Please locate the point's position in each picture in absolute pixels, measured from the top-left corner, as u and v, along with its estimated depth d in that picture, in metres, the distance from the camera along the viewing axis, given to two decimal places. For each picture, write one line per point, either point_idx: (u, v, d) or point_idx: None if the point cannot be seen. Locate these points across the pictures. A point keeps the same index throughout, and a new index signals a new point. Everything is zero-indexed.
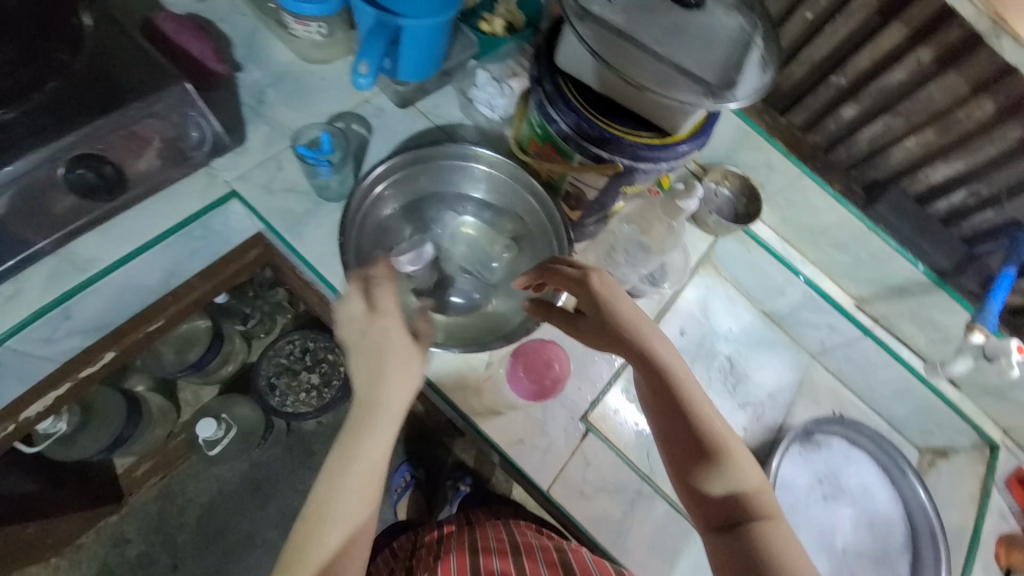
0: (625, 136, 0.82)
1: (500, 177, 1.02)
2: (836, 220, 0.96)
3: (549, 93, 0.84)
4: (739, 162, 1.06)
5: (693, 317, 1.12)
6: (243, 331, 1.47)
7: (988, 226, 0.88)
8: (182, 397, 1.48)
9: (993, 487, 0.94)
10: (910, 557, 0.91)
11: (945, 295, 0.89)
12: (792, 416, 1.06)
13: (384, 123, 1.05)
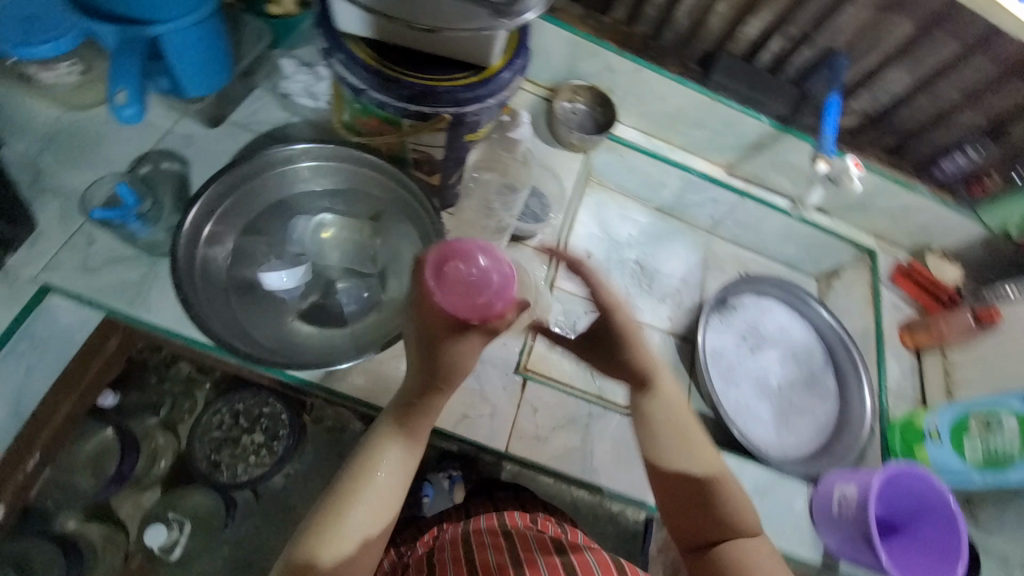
0: (440, 84, 0.62)
1: (346, 166, 0.80)
2: (684, 101, 1.04)
3: (344, 63, 0.61)
4: (581, 74, 1.05)
5: (595, 236, 1.16)
6: (160, 421, 1.24)
7: (800, 62, 1.00)
8: (122, 514, 1.20)
9: (880, 286, 1.18)
10: (833, 370, 1.11)
11: (792, 138, 1.04)
12: (706, 289, 1.18)
13: (201, 151, 0.85)
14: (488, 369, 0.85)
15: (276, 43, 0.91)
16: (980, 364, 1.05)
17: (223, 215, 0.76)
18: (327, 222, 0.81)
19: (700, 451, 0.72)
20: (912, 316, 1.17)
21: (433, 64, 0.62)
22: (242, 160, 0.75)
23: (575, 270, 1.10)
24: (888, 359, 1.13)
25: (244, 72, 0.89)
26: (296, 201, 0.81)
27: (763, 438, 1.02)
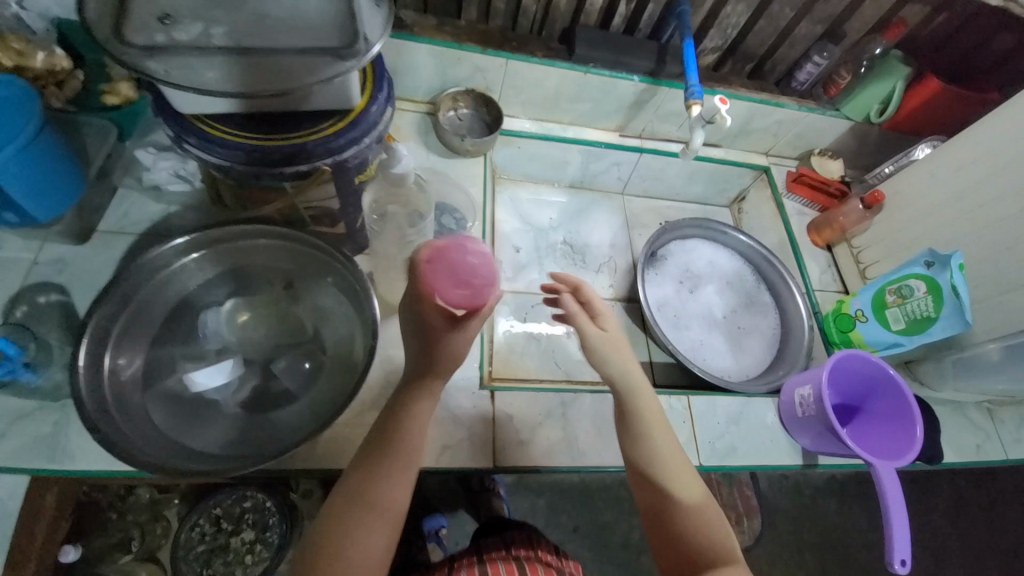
0: (305, 140, 0.60)
1: (242, 245, 0.76)
2: (559, 80, 1.07)
3: (199, 145, 0.58)
4: (455, 82, 1.06)
5: (519, 229, 1.18)
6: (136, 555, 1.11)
7: (650, 17, 1.06)
8: None
9: (782, 198, 1.27)
10: (764, 285, 1.20)
11: (665, 88, 1.09)
12: (635, 247, 1.23)
13: (79, 271, 0.78)
14: (453, 394, 0.85)
15: (128, 135, 0.85)
16: (881, 242, 1.16)
17: (122, 335, 0.69)
18: (238, 305, 0.79)
19: (677, 462, 0.69)
20: (816, 217, 1.27)
21: (294, 120, 0.60)
22: (125, 271, 0.69)
23: (510, 268, 1.12)
24: (806, 261, 1.22)
25: (101, 174, 0.82)
26: (199, 296, 0.76)
27: (722, 369, 1.08)
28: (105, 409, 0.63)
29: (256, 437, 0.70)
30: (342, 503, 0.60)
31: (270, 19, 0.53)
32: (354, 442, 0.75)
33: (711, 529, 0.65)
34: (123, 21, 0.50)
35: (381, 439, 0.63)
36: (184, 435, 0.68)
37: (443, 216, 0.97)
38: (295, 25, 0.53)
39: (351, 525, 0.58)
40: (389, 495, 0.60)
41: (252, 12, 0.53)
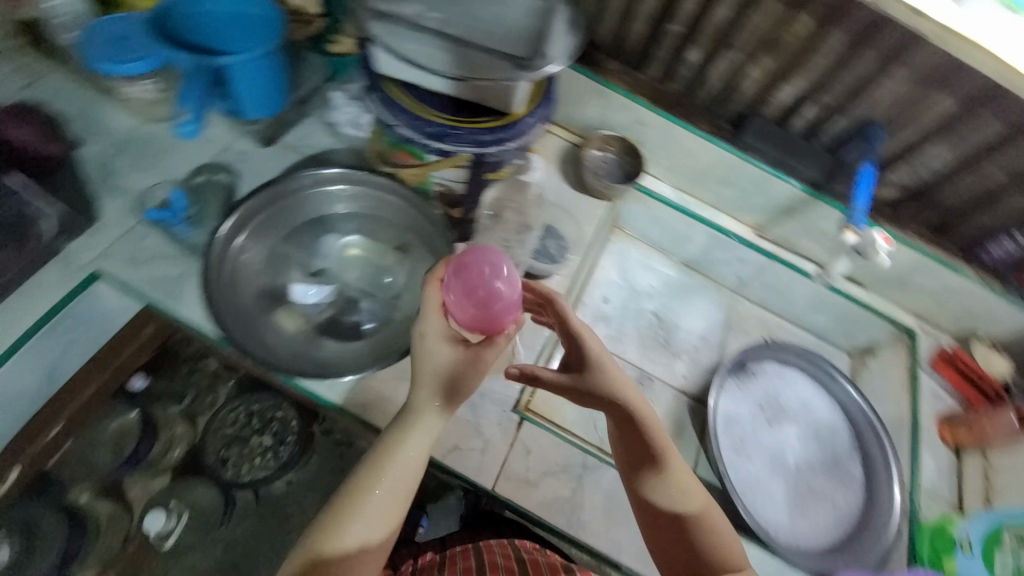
0: (460, 125, 0.66)
1: (371, 192, 0.85)
2: (713, 158, 1.04)
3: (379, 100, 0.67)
4: (613, 125, 1.09)
5: (614, 283, 1.15)
6: (181, 410, 1.30)
7: (837, 131, 0.99)
8: (130, 496, 1.24)
9: (918, 370, 1.09)
10: (860, 456, 1.02)
11: (824, 205, 1.01)
12: (726, 351, 1.13)
13: (251, 166, 0.92)
14: (486, 403, 0.84)
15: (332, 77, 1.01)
16: None
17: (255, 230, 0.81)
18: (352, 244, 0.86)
19: (681, 485, 0.74)
20: (953, 408, 1.08)
21: (461, 106, 0.67)
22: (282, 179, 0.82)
23: (590, 314, 1.10)
24: (921, 451, 1.04)
25: (298, 98, 0.97)
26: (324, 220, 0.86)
27: (773, 521, 0.94)
28: (213, 280, 0.76)
29: (309, 358, 0.77)
30: (347, 502, 0.67)
31: (476, 17, 0.59)
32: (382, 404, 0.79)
33: (724, 547, 0.73)
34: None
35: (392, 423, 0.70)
36: (262, 332, 0.76)
37: (550, 238, 0.99)
38: (495, 26, 0.59)
39: (363, 523, 0.66)
40: (393, 482, 0.67)
41: (467, 6, 0.59)
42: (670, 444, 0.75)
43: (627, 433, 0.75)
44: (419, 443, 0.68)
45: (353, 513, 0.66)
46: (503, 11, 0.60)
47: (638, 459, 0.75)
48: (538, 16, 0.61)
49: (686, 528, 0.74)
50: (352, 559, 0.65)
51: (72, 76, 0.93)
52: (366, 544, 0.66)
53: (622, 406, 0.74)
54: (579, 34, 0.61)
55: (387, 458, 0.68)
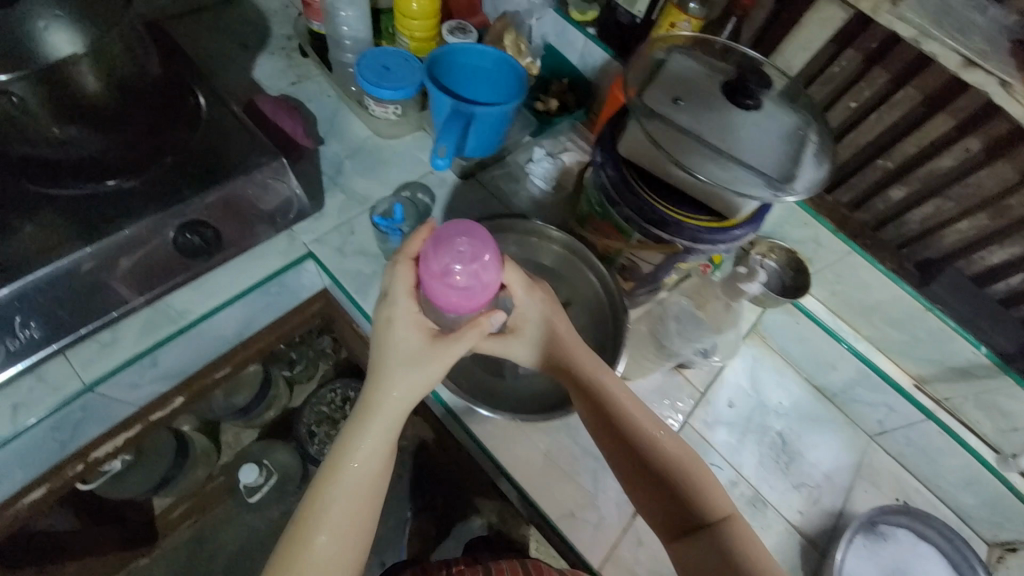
0: (681, 218, 0.69)
1: (551, 245, 0.89)
2: (890, 297, 0.99)
3: (610, 177, 0.72)
4: (784, 237, 1.09)
5: (742, 390, 1.10)
6: (287, 375, 1.48)
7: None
8: (223, 438, 1.54)
9: None
10: None
11: (1011, 381, 0.92)
12: (852, 500, 1.04)
13: (450, 194, 1.03)
14: (609, 478, 0.83)
15: (535, 132, 1.11)
16: None
17: None
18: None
19: (679, 474, 0.72)
20: None
21: (688, 204, 0.69)
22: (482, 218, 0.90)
23: (713, 416, 1.06)
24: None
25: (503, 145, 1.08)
26: None
27: None
28: None
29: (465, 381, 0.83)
30: (308, 507, 0.66)
31: (739, 132, 0.63)
32: (517, 448, 0.83)
33: None
34: (647, 92, 0.66)
35: (353, 409, 0.69)
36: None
37: None
38: (752, 144, 0.62)
39: (329, 528, 0.65)
40: (358, 480, 0.67)
41: (731, 121, 0.63)
42: (654, 425, 0.74)
43: (608, 426, 0.74)
44: (381, 433, 0.69)
45: (318, 520, 0.66)
46: (762, 131, 0.63)
47: (631, 453, 0.74)
48: (792, 143, 0.64)
49: (696, 520, 0.71)
50: (327, 565, 0.65)
51: (329, 84, 1.10)
52: (337, 551, 0.65)
53: (592, 389, 0.75)
54: (827, 166, 0.63)
55: (350, 453, 0.68)
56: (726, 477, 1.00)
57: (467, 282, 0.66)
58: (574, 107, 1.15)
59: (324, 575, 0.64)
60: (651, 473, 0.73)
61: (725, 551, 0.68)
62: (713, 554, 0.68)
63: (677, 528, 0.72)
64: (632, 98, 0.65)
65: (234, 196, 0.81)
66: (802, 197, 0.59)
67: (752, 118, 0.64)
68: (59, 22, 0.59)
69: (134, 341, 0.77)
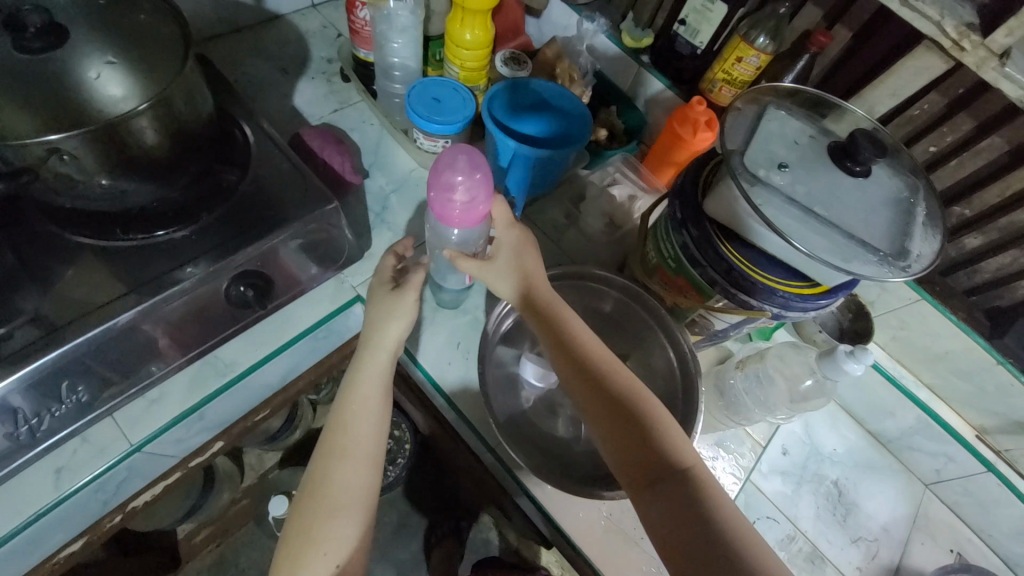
0: (774, 285, 0.65)
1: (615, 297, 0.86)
2: (957, 348, 0.96)
3: (696, 238, 0.68)
4: None
5: (796, 436, 1.06)
6: (312, 399, 1.39)
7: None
8: (245, 461, 1.43)
9: None
10: None
11: None
12: (908, 555, 1.01)
13: None
14: None
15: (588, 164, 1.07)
16: None
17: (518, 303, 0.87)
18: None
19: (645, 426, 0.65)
20: None
21: (782, 269, 0.65)
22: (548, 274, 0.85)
23: (769, 465, 1.01)
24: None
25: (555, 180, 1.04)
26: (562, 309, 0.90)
27: None
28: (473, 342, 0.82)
29: (527, 439, 0.81)
30: (323, 447, 0.69)
31: (844, 205, 0.59)
32: (578, 510, 0.80)
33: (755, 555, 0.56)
34: (745, 155, 0.62)
35: (352, 361, 0.73)
36: (495, 406, 0.80)
37: None
38: (863, 215, 0.59)
39: (331, 466, 0.67)
40: (360, 423, 0.69)
41: (838, 191, 0.60)
42: (615, 368, 0.69)
43: (572, 364, 0.69)
44: (379, 375, 0.72)
45: (324, 460, 0.68)
46: (869, 203, 0.60)
47: (586, 394, 0.67)
48: (898, 213, 0.60)
49: (660, 469, 0.62)
50: (333, 501, 0.66)
51: (372, 111, 1.06)
52: (340, 490, 0.66)
53: (553, 328, 0.71)
54: (938, 238, 0.60)
55: (352, 395, 0.70)
56: (783, 531, 0.97)
57: (468, 199, 0.67)
58: (626, 137, 1.10)
59: (329, 515, 0.65)
60: (613, 412, 0.66)
61: (693, 505, 0.60)
62: (680, 509, 0.59)
63: (639, 478, 0.63)
64: (730, 163, 0.61)
65: (288, 244, 0.78)
66: (917, 276, 0.56)
67: (858, 187, 0.60)
68: (111, 67, 0.61)
69: (183, 396, 0.76)
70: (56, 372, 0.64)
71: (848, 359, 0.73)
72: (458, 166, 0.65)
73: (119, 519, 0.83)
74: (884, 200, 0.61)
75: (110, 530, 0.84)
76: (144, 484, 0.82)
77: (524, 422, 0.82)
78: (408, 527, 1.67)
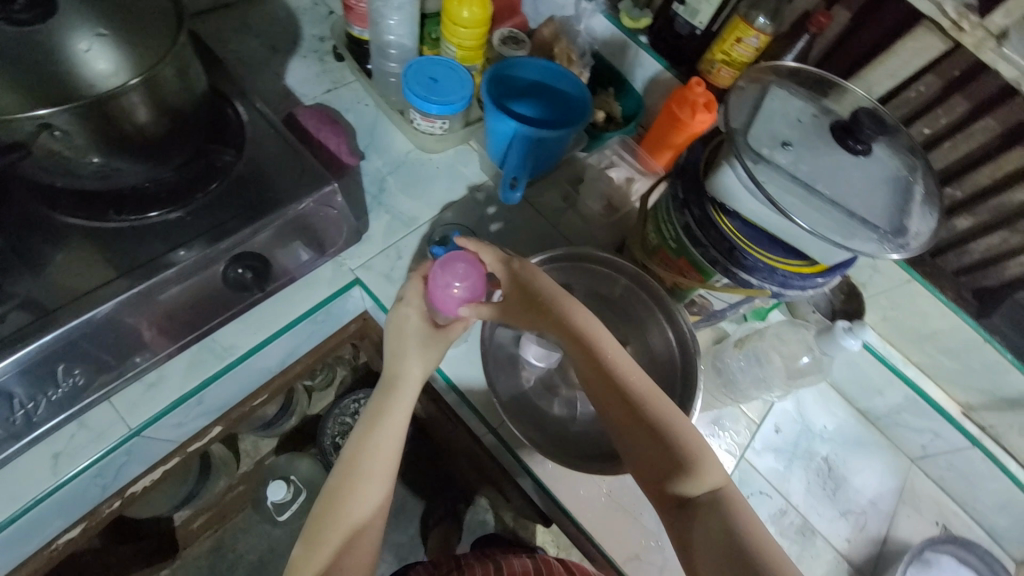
0: (775, 264, 0.66)
1: (616, 281, 0.85)
2: (948, 327, 0.98)
3: (697, 218, 0.68)
4: None
5: (789, 415, 1.08)
6: (307, 385, 1.39)
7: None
8: (241, 447, 1.44)
9: None
10: None
11: None
12: (895, 526, 1.04)
13: (499, 215, 1.00)
14: None
15: (588, 146, 1.06)
16: None
17: None
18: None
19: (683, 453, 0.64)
20: None
21: (782, 249, 0.66)
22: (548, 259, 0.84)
23: (762, 443, 1.03)
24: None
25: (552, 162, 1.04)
26: None
27: None
28: None
29: (528, 419, 0.81)
30: (345, 477, 0.67)
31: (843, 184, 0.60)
32: (579, 487, 0.81)
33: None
34: (748, 134, 0.62)
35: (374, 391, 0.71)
36: (497, 387, 0.81)
37: None
38: (863, 194, 0.60)
39: (352, 493, 0.66)
40: (382, 455, 0.67)
41: (839, 170, 0.60)
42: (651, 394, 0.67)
43: (604, 387, 0.68)
44: (404, 417, 0.69)
45: (347, 490, 0.66)
46: (868, 181, 0.61)
47: (622, 426, 0.67)
48: (898, 191, 0.61)
49: (687, 491, 0.63)
50: (368, 525, 0.66)
51: (366, 91, 1.04)
52: (372, 513, 0.67)
53: (589, 355, 0.68)
54: (935, 216, 0.61)
55: (374, 433, 0.68)
56: (776, 506, 1.00)
57: (467, 283, 0.69)
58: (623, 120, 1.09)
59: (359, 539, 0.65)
60: (639, 425, 0.66)
61: (721, 526, 0.60)
62: (703, 530, 0.61)
63: (669, 495, 0.64)
64: (733, 144, 0.61)
65: (287, 226, 0.77)
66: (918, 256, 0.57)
67: (859, 167, 0.61)
68: (100, 41, 0.58)
69: (181, 379, 0.75)
70: (54, 355, 0.64)
71: (846, 335, 0.75)
72: (451, 262, 0.69)
73: (117, 505, 0.82)
74: (884, 177, 0.62)
75: (110, 515, 0.83)
76: (143, 470, 0.82)
77: (526, 403, 0.82)
78: (404, 511, 1.69)
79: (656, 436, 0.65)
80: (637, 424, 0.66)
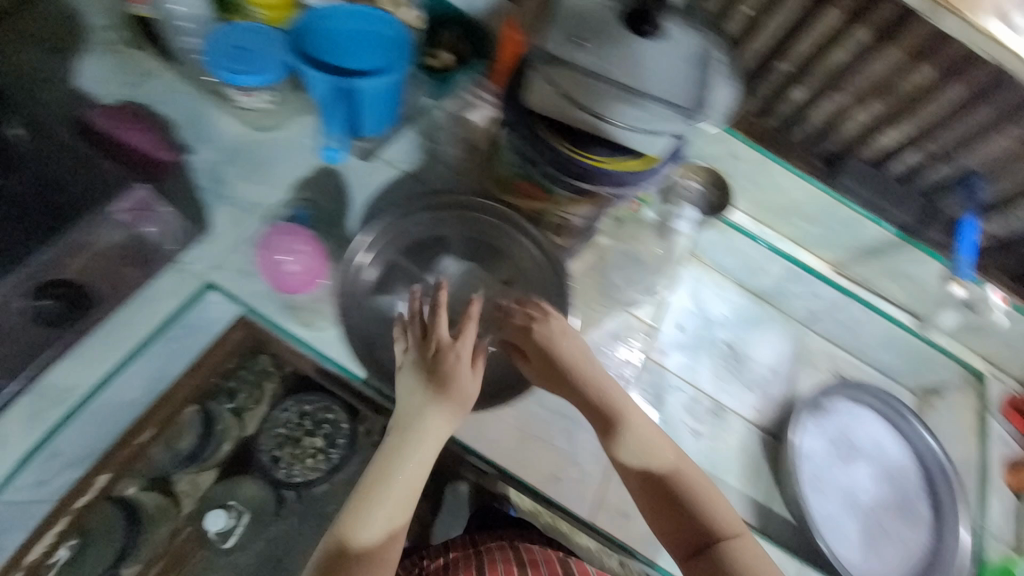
0: (606, 165, 0.65)
1: (477, 218, 0.88)
2: (805, 195, 1.03)
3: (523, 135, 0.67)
4: (703, 156, 1.06)
5: (688, 311, 1.14)
6: None
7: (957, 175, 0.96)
8: None
9: (990, 418, 1.09)
10: (930, 501, 1.05)
11: (915, 250, 1.00)
12: (796, 386, 1.14)
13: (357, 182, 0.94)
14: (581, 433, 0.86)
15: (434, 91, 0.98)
16: None
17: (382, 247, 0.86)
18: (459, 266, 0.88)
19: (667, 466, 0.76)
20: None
21: (607, 147, 0.65)
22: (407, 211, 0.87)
23: (666, 343, 1.09)
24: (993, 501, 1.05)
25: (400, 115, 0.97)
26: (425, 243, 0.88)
27: (852, 561, 0.98)
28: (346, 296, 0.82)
29: None
30: (364, 500, 0.68)
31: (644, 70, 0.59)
32: (487, 430, 0.83)
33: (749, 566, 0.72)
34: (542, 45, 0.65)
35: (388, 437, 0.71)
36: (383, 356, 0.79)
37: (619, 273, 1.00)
38: (656, 75, 0.62)
39: (364, 522, 0.67)
40: (398, 488, 0.69)
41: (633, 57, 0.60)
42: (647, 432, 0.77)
43: (593, 414, 0.79)
44: (421, 460, 0.71)
45: (365, 515, 0.68)
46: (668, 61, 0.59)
47: (605, 441, 0.78)
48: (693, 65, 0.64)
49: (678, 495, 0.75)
50: (389, 543, 0.69)
51: (175, 76, 0.92)
52: (397, 531, 0.69)
53: (583, 402, 0.79)
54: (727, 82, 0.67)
55: (389, 465, 0.70)
56: (688, 396, 1.06)
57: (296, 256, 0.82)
58: (471, 52, 0.97)
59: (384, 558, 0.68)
60: (636, 450, 0.77)
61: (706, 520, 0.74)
62: (687, 525, 0.74)
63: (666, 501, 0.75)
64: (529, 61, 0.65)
65: (86, 250, 0.75)
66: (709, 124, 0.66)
67: (653, 49, 0.63)
68: None
69: (22, 429, 0.75)
70: None
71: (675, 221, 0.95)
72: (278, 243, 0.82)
73: None
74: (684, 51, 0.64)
75: None
76: None
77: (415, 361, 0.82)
78: None
79: (651, 456, 0.76)
80: (634, 451, 0.77)
